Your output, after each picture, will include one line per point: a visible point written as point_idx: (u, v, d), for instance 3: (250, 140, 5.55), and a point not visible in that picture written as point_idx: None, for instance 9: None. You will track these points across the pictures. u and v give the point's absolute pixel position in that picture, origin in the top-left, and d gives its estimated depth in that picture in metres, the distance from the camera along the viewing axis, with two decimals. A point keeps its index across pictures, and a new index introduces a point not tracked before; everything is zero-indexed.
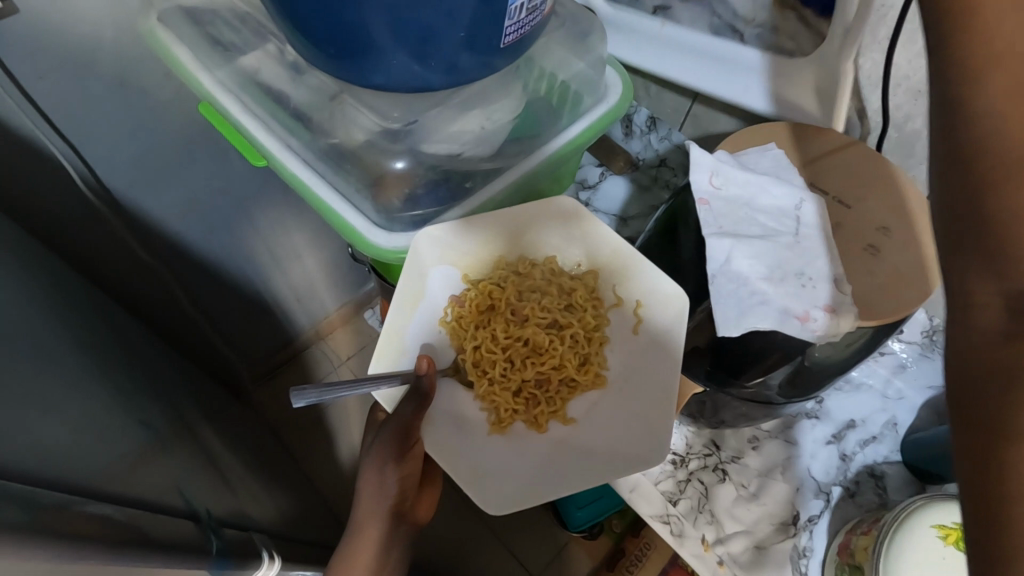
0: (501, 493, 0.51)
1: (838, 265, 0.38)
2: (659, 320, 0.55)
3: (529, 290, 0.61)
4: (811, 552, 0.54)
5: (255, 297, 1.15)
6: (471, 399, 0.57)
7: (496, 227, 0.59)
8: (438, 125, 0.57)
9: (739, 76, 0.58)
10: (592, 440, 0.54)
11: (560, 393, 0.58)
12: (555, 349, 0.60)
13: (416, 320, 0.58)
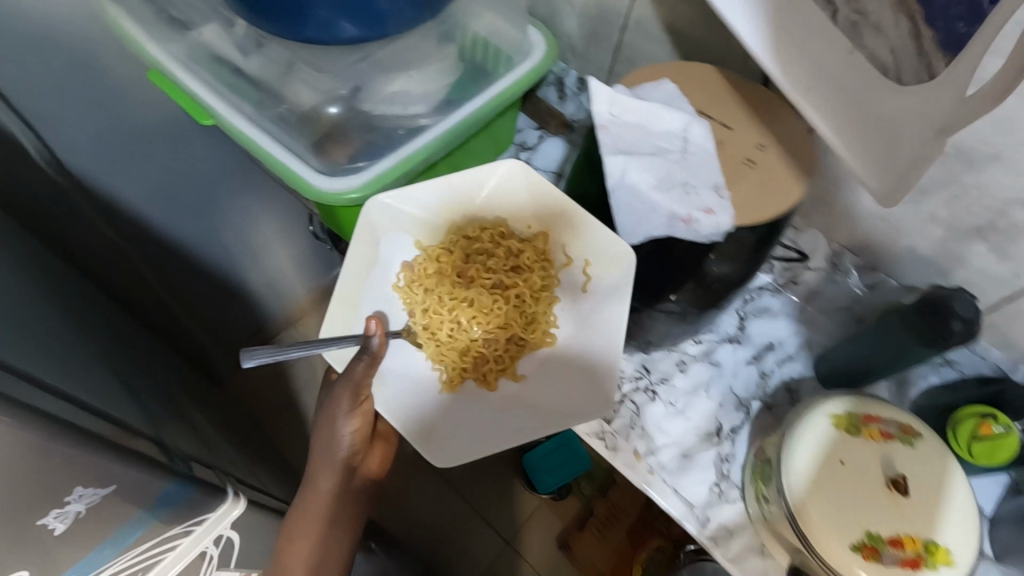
0: (446, 449, 0.58)
1: (717, 175, 0.44)
2: (604, 280, 0.59)
3: (477, 256, 0.67)
4: (733, 457, 0.60)
5: (224, 282, 1.18)
6: (424, 358, 0.65)
7: (446, 198, 0.66)
8: (378, 88, 0.62)
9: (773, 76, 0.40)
10: (538, 392, 0.62)
11: (509, 350, 0.65)
12: (500, 308, 0.67)
13: (373, 283, 0.65)
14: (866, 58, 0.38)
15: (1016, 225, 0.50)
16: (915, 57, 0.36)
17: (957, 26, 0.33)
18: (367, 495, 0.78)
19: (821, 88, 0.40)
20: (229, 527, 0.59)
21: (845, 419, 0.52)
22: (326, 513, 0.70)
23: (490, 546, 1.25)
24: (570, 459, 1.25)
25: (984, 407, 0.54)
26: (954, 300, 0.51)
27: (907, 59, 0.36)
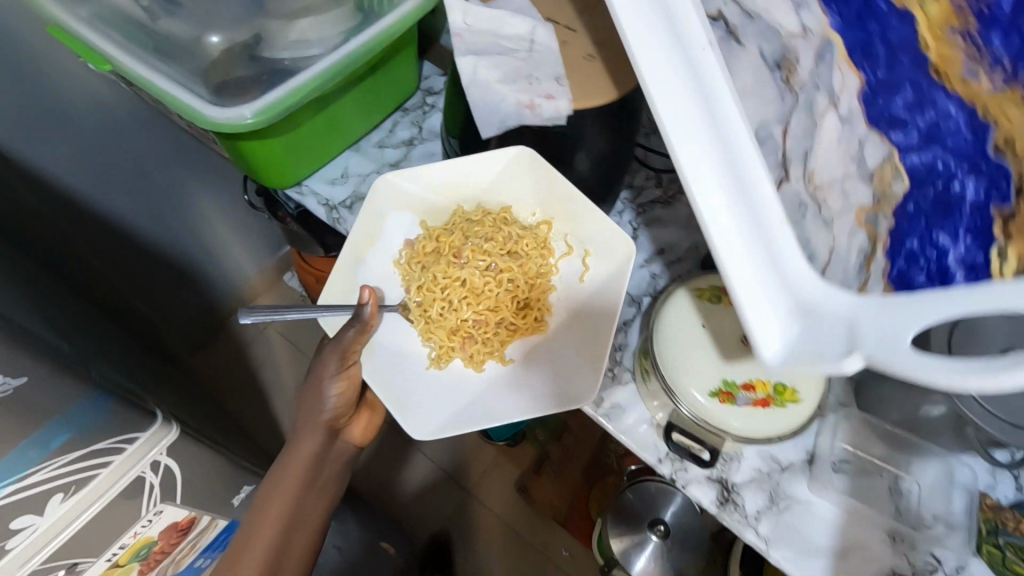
0: (426, 423, 0.58)
1: (559, 67, 0.49)
2: (605, 269, 0.63)
3: (481, 240, 0.67)
4: (626, 345, 0.66)
5: (169, 261, 1.18)
6: (414, 334, 0.66)
7: (450, 183, 0.68)
8: (277, 35, 0.67)
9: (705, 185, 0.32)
10: (526, 375, 0.62)
11: (499, 334, 0.66)
12: (493, 292, 0.68)
13: (371, 259, 0.67)
14: (797, 234, 0.35)
15: None
16: (852, 269, 0.37)
17: (910, 274, 0.37)
18: (351, 463, 0.78)
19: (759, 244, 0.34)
20: (164, 455, 0.64)
21: (707, 291, 0.59)
22: (306, 475, 0.70)
23: (454, 498, 1.31)
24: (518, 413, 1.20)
25: None
26: None
27: (847, 258, 0.37)
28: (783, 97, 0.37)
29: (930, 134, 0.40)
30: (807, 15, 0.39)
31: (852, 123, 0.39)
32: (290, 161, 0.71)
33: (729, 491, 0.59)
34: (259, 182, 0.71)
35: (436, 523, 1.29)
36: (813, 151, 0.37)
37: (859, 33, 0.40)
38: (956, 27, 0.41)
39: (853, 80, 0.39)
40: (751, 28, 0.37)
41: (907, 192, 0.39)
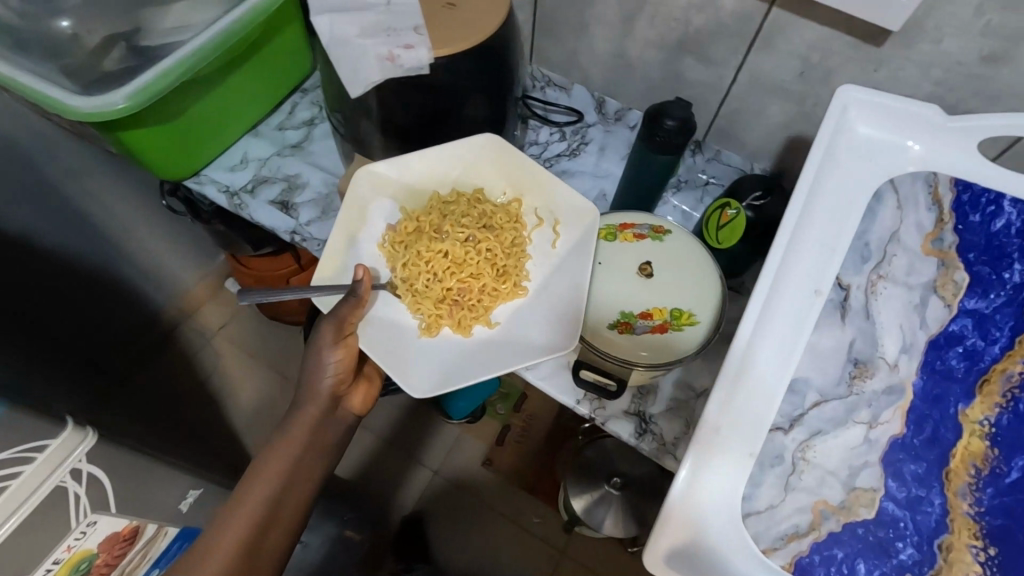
0: (422, 379, 0.56)
1: (417, 19, 0.52)
2: (576, 232, 0.62)
3: (460, 216, 0.63)
4: None
5: (97, 275, 1.14)
6: (403, 309, 0.62)
7: (431, 166, 0.64)
8: (153, 24, 0.64)
9: (739, 476, 0.47)
10: (511, 338, 0.60)
11: (482, 301, 0.61)
12: (472, 259, 0.63)
13: (359, 244, 0.63)
14: (755, 472, 0.48)
15: (699, 32, 0.62)
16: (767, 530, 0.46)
17: (815, 567, 0.46)
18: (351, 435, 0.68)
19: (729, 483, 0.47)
20: (84, 461, 0.63)
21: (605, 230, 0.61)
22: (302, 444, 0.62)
23: (421, 481, 1.29)
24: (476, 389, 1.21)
25: (724, 200, 0.63)
26: (669, 104, 0.58)
27: (774, 524, 0.47)
28: (839, 385, 0.51)
29: (913, 503, 0.48)
30: (905, 359, 0.51)
31: (873, 447, 0.49)
32: (181, 149, 0.69)
33: (647, 422, 0.60)
34: (150, 172, 0.69)
35: (405, 507, 1.27)
36: (824, 434, 0.49)
37: (924, 404, 0.50)
38: (972, 464, 0.48)
39: (895, 430, 0.50)
40: (858, 321, 0.52)
41: (868, 520, 0.47)
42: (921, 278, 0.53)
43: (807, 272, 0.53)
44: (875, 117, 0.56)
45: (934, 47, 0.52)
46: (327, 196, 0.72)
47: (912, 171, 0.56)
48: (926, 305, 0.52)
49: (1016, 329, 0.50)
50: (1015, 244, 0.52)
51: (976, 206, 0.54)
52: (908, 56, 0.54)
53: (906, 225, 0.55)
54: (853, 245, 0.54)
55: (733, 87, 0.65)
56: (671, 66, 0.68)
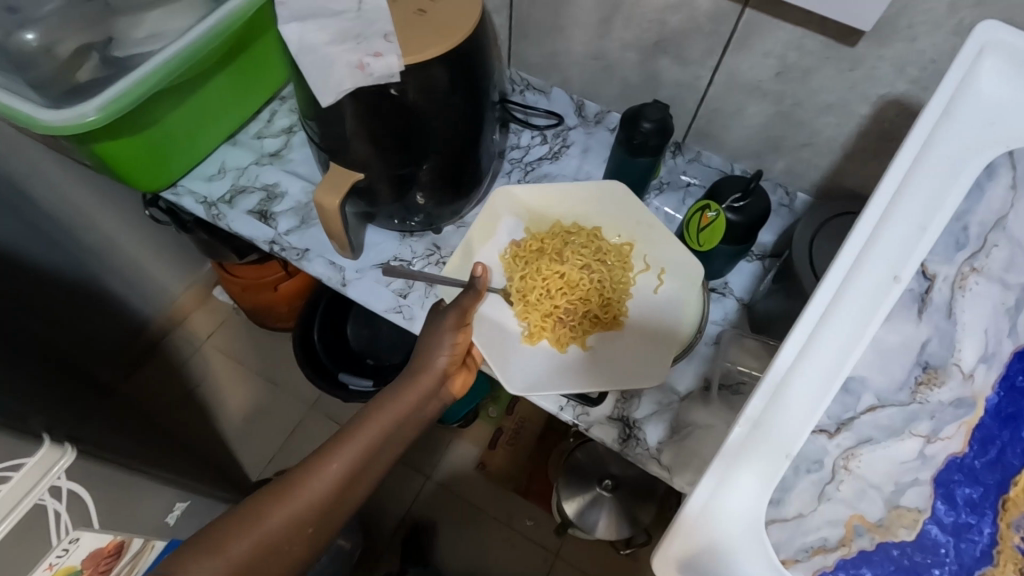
0: (519, 377, 0.61)
1: (388, 26, 0.52)
2: (683, 282, 0.64)
3: (582, 243, 0.68)
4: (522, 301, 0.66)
5: (82, 287, 1.13)
6: (512, 314, 0.65)
7: (573, 190, 0.69)
8: (124, 35, 0.63)
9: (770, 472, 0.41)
10: (601, 362, 0.62)
11: (584, 324, 0.65)
12: (583, 286, 0.66)
13: (485, 250, 0.68)
14: (788, 476, 0.42)
15: (674, 33, 0.61)
16: (792, 537, 0.41)
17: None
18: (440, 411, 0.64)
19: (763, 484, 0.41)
20: (65, 478, 0.62)
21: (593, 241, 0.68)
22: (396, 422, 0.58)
23: (414, 486, 1.28)
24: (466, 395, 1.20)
25: (705, 200, 0.63)
26: (647, 107, 0.59)
27: (799, 535, 0.41)
28: (902, 390, 0.42)
29: (959, 530, 0.41)
30: (982, 369, 0.42)
31: (926, 463, 0.41)
32: (157, 161, 0.68)
33: (631, 428, 0.59)
34: (130, 185, 0.68)
35: (398, 512, 1.26)
36: (874, 444, 0.42)
37: (993, 421, 0.42)
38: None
39: (956, 448, 0.42)
40: (940, 320, 0.42)
41: (906, 542, 0.41)
42: (1021, 277, 0.42)
43: (899, 248, 0.42)
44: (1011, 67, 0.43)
45: (908, 46, 0.51)
46: (305, 205, 0.71)
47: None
48: (1018, 310, 0.42)
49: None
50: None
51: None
52: (883, 54, 0.53)
53: (1016, 209, 0.42)
54: (948, 229, 0.42)
55: (711, 87, 0.65)
56: (648, 67, 0.67)
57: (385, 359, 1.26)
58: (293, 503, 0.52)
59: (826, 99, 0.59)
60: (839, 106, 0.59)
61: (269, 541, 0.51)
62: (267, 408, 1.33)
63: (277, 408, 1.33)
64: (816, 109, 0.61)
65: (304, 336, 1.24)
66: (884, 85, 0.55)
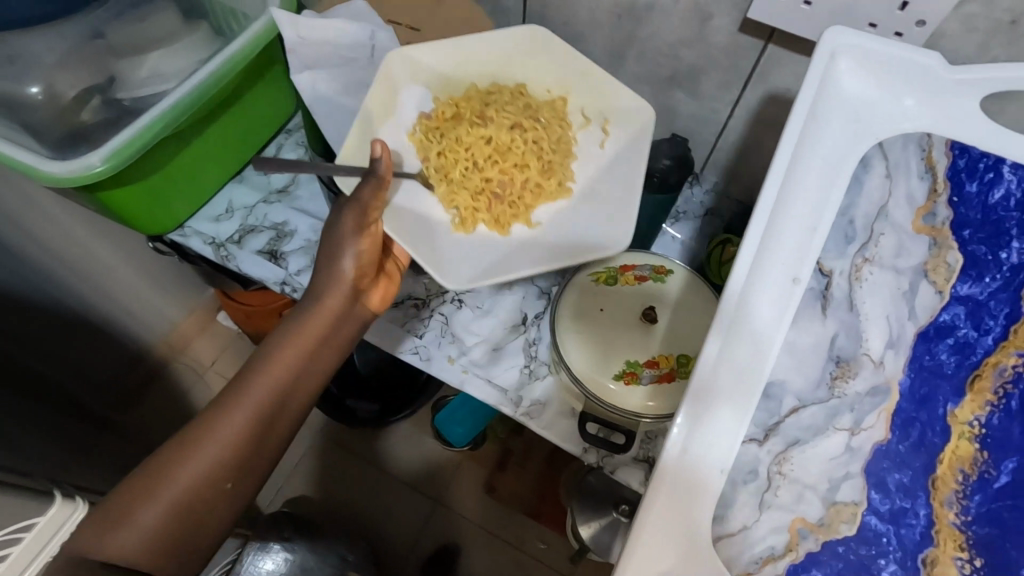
0: (457, 271, 0.55)
1: None
2: (627, 136, 0.61)
3: (501, 96, 0.64)
4: (541, 338, 0.65)
5: (84, 318, 1.11)
6: (435, 199, 0.61)
7: (485, 56, 0.64)
8: (128, 74, 0.61)
9: (721, 436, 0.42)
10: (552, 237, 0.59)
11: (523, 193, 0.61)
12: (514, 148, 0.63)
13: (388, 131, 0.61)
14: (724, 487, 0.41)
15: (692, 68, 0.61)
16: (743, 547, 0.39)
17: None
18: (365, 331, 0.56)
19: (714, 453, 0.41)
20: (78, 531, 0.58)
21: (604, 274, 0.60)
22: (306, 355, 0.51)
23: (423, 511, 1.26)
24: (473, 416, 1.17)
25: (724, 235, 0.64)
26: (664, 143, 0.61)
27: (747, 549, 0.39)
28: (819, 387, 0.44)
29: (897, 517, 0.41)
30: (892, 354, 0.45)
31: (855, 455, 0.43)
32: (161, 203, 0.66)
33: None
34: (134, 229, 0.66)
35: (407, 538, 1.24)
36: (801, 445, 0.43)
37: (910, 405, 0.44)
38: (960, 469, 0.43)
39: (880, 434, 0.43)
40: (843, 314, 0.46)
41: (849, 537, 0.40)
42: (910, 261, 0.47)
43: (792, 249, 0.47)
44: (867, 63, 0.50)
45: None
46: (315, 242, 0.70)
47: (906, 130, 0.50)
48: (914, 292, 0.47)
49: (1012, 313, 0.45)
50: (1013, 218, 0.46)
51: (973, 174, 0.48)
52: None
53: (895, 196, 0.49)
54: (836, 223, 0.48)
55: (729, 121, 0.64)
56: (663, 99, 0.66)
57: (391, 383, 1.26)
58: (198, 462, 0.47)
59: None
60: None
61: (182, 504, 0.46)
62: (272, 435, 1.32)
63: None
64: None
65: None
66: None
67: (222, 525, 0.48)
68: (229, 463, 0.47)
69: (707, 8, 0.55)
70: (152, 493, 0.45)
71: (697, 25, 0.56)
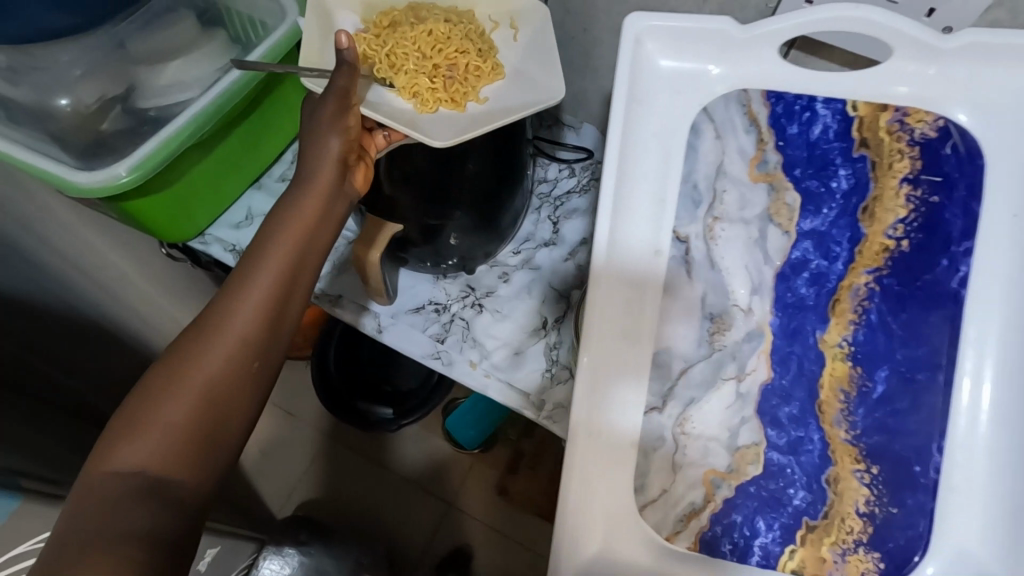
0: (443, 133, 0.53)
1: None
2: (537, 26, 0.62)
3: (431, 7, 0.63)
4: (561, 343, 0.65)
5: None
6: (394, 96, 0.59)
7: None
8: (149, 83, 0.60)
9: (618, 394, 0.55)
10: (509, 104, 0.57)
11: (468, 71, 0.59)
12: (450, 40, 0.60)
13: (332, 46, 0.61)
14: (640, 461, 0.53)
15: None
16: (669, 508, 0.52)
17: (720, 539, 0.52)
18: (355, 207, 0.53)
19: (619, 434, 0.54)
20: None
21: None
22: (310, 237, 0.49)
23: (437, 513, 1.27)
24: (482, 416, 1.18)
25: None
26: None
27: (672, 509, 0.52)
28: (702, 344, 0.56)
29: (795, 446, 0.53)
30: (755, 300, 0.57)
31: (746, 399, 0.55)
32: (184, 213, 0.67)
33: None
34: (157, 238, 0.67)
35: (422, 539, 1.24)
36: (696, 403, 0.55)
37: (784, 342, 0.56)
38: (841, 389, 0.54)
39: (763, 374, 0.55)
40: (704, 271, 0.57)
41: (756, 475, 0.53)
42: (752, 209, 0.57)
43: (654, 226, 0.57)
44: (670, 43, 0.57)
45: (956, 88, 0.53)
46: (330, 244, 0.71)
47: (722, 94, 0.58)
48: (765, 236, 0.57)
49: (853, 237, 0.55)
50: (834, 150, 0.56)
51: (791, 115, 0.57)
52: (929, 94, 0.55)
53: (728, 154, 0.58)
54: (683, 191, 0.58)
55: None
56: None
57: (403, 386, 1.24)
58: (214, 353, 0.44)
59: None
60: None
61: (205, 396, 0.43)
62: (284, 439, 1.32)
63: (296, 438, 1.32)
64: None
65: (321, 371, 1.23)
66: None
67: (248, 418, 0.45)
68: (246, 350, 0.45)
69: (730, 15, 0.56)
70: (169, 393, 0.42)
71: None
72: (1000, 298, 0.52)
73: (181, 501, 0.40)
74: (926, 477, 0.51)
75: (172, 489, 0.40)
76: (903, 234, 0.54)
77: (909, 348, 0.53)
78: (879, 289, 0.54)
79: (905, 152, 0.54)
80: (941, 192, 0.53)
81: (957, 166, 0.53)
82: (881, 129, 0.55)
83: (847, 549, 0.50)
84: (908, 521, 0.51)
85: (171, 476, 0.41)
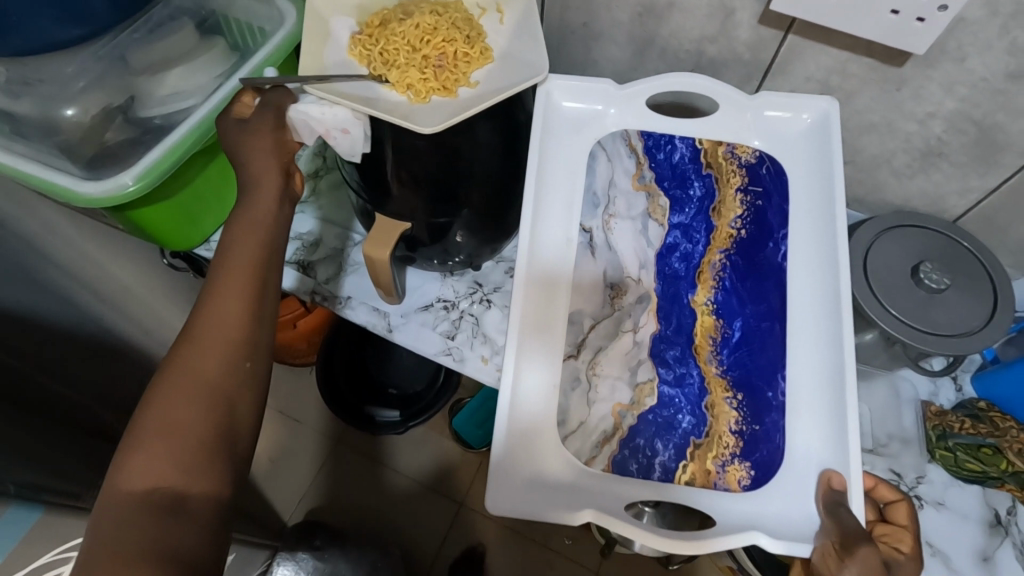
0: (432, 117, 0.54)
1: None
2: (524, 12, 0.61)
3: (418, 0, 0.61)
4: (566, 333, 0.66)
5: None
6: (389, 92, 0.57)
7: None
8: (149, 92, 0.60)
9: (528, 380, 0.57)
10: (499, 87, 0.56)
11: (457, 57, 0.58)
12: (438, 29, 0.58)
13: (331, 51, 0.60)
14: (560, 400, 0.57)
15: (712, 59, 0.64)
16: (582, 434, 0.56)
17: (627, 461, 0.56)
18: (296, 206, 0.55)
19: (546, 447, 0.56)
20: None
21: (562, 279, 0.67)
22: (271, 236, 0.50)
23: (446, 513, 1.27)
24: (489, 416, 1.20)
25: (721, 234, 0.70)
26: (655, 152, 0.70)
27: (587, 437, 0.56)
28: (604, 304, 0.60)
29: (679, 380, 0.58)
30: (645, 273, 0.62)
31: (641, 346, 0.59)
32: (186, 219, 0.67)
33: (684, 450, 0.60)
34: (161, 245, 0.67)
35: (433, 541, 1.24)
36: (605, 348, 0.59)
37: (666, 302, 0.61)
38: (710, 337, 0.60)
39: (652, 325, 0.60)
40: (606, 253, 0.62)
41: (653, 406, 0.57)
42: (636, 209, 0.64)
43: (562, 224, 0.63)
44: (575, 91, 0.67)
45: (957, 65, 0.54)
46: (343, 251, 0.71)
47: (612, 129, 0.67)
48: (647, 229, 0.63)
49: (709, 228, 0.64)
50: (691, 169, 0.65)
51: (658, 146, 0.66)
52: (929, 74, 0.56)
53: (617, 171, 0.66)
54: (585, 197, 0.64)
55: None
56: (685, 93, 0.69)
57: (409, 389, 1.23)
58: (206, 359, 0.45)
59: (870, 119, 0.63)
60: (885, 125, 0.63)
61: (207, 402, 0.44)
62: (290, 447, 1.32)
63: (304, 445, 1.32)
64: (860, 129, 0.64)
65: (327, 378, 1.23)
66: (932, 103, 0.58)
67: (254, 414, 0.46)
68: (233, 356, 0.46)
69: (730, 3, 0.57)
70: (166, 408, 0.43)
71: (719, 20, 0.59)
72: (816, 258, 0.62)
73: (192, 515, 0.41)
74: (777, 400, 0.57)
75: (182, 504, 0.41)
76: (741, 226, 0.63)
77: (755, 306, 0.60)
78: (728, 264, 0.62)
79: (737, 171, 0.65)
80: (764, 198, 0.64)
81: (772, 181, 0.65)
82: (719, 156, 0.65)
83: (726, 460, 0.56)
84: (767, 435, 0.56)
85: (185, 485, 0.41)
